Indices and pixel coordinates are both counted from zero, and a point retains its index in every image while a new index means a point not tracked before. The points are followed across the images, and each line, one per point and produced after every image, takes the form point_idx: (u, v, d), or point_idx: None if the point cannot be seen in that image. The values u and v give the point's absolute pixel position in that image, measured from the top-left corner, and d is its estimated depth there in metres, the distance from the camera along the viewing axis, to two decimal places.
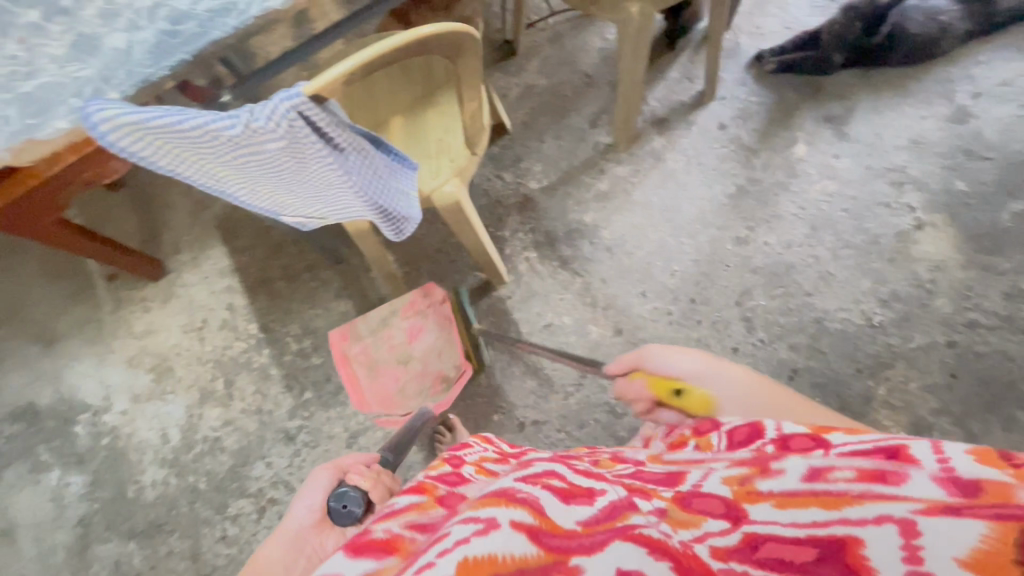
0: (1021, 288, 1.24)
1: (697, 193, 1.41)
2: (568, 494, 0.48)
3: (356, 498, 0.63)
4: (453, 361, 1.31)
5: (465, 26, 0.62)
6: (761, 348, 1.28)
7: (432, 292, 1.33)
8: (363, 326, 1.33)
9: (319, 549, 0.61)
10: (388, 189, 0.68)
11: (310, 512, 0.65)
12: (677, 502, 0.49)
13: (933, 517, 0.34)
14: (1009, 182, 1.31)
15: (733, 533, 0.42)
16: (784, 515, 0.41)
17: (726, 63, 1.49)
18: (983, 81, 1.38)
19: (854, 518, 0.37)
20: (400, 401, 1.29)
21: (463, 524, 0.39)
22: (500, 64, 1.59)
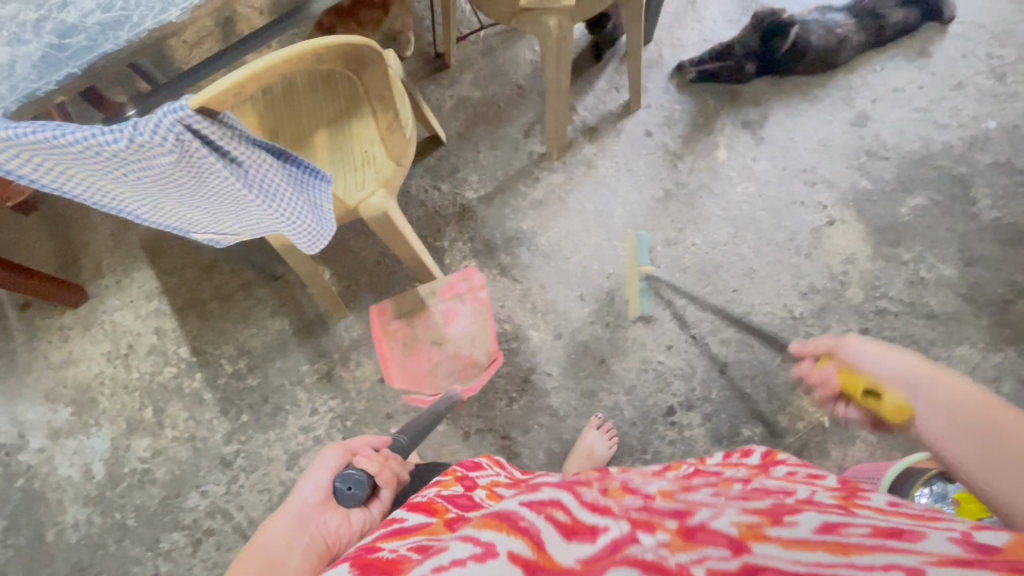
0: (921, 276, 1.34)
1: (628, 198, 1.46)
2: (567, 529, 0.45)
3: (361, 481, 0.67)
4: (484, 347, 1.33)
5: (363, 38, 0.63)
6: (694, 344, 1.34)
7: (472, 277, 1.36)
8: (406, 303, 1.35)
9: (324, 525, 0.64)
10: (302, 205, 0.67)
11: (317, 490, 0.68)
12: (684, 534, 0.43)
13: (942, 568, 0.37)
14: (907, 179, 1.42)
15: (732, 562, 0.40)
16: (790, 553, 0.40)
17: (650, 74, 1.56)
18: (879, 88, 1.50)
19: (862, 563, 0.38)
20: (431, 381, 1.32)
21: (462, 543, 0.42)
22: (433, 78, 1.61)
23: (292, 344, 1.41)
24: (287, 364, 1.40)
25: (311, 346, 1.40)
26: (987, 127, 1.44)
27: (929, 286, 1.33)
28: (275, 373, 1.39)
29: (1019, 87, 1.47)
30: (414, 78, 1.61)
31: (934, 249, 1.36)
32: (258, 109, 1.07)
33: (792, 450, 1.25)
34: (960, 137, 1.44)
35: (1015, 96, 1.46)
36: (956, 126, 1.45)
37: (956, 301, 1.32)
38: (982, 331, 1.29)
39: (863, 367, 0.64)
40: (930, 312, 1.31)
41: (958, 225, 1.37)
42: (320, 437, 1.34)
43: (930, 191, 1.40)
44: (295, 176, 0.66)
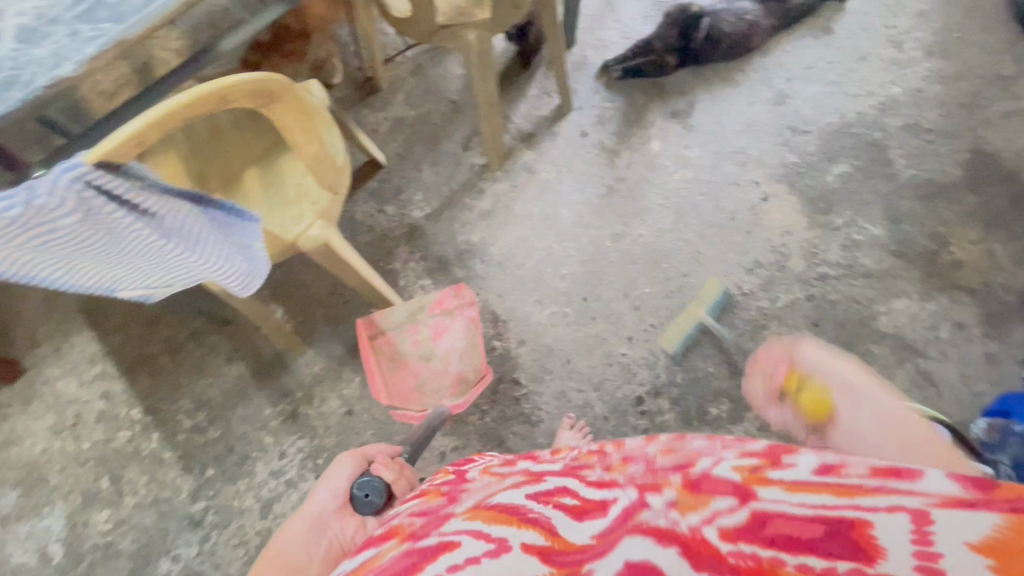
0: (854, 239, 1.41)
1: (573, 198, 1.49)
2: (578, 511, 0.55)
3: (377, 489, 0.81)
4: (473, 364, 1.31)
5: (271, 74, 0.64)
6: (654, 332, 1.37)
7: (462, 293, 1.35)
8: (392, 318, 1.32)
9: (339, 531, 0.78)
10: (226, 246, 0.66)
11: (334, 496, 0.83)
12: (687, 484, 0.53)
13: (945, 510, 0.41)
14: (829, 149, 1.50)
15: (743, 510, 0.48)
16: (795, 496, 0.47)
17: (578, 76, 1.60)
18: (792, 67, 1.58)
19: (867, 505, 0.44)
20: (417, 397, 1.31)
21: (475, 540, 0.49)
22: (366, 102, 1.60)
23: (251, 389, 1.36)
24: (249, 410, 1.35)
25: (271, 388, 1.36)
26: (894, 93, 1.54)
27: (863, 247, 1.41)
28: (237, 422, 1.34)
29: (916, 53, 1.57)
30: (345, 104, 1.60)
31: (863, 212, 1.44)
32: (182, 153, 1.05)
33: (760, 422, 1.29)
34: (871, 105, 1.53)
35: (914, 61, 1.56)
36: (866, 95, 1.54)
37: (889, 258, 1.39)
38: (915, 283, 1.37)
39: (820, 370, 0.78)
40: (867, 272, 1.39)
41: (881, 187, 1.46)
42: (292, 479, 1.30)
43: (852, 158, 1.48)
44: (219, 220, 0.65)
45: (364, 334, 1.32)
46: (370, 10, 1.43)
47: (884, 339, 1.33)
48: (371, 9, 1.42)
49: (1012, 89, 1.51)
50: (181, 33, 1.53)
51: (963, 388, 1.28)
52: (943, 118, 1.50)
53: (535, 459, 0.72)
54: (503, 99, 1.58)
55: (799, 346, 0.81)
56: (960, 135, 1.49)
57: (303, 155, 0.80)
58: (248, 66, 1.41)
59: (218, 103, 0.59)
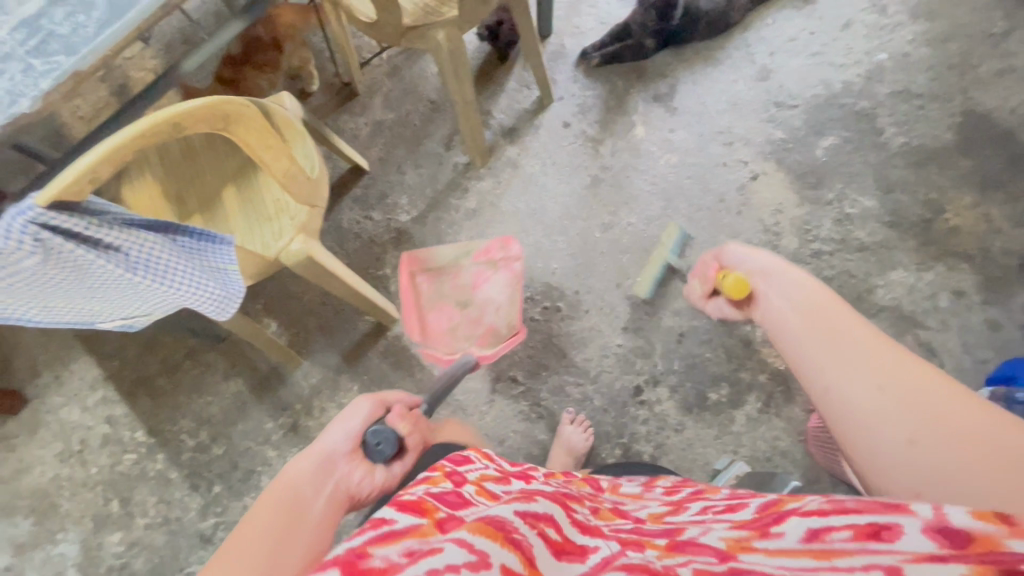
0: (847, 212, 1.39)
1: (559, 190, 1.47)
2: (557, 548, 0.48)
3: (389, 439, 0.76)
4: (507, 320, 1.39)
5: (229, 96, 0.62)
6: (649, 320, 1.36)
7: (509, 247, 1.43)
8: (439, 258, 1.45)
9: (348, 474, 0.73)
10: (194, 273, 0.64)
11: (347, 438, 0.76)
12: (671, 549, 0.48)
13: (920, 564, 0.36)
14: (817, 122, 1.47)
15: (719, 566, 0.43)
16: (775, 560, 0.41)
17: (556, 66, 1.57)
18: (774, 40, 1.55)
19: (842, 566, 0.38)
20: (449, 340, 1.39)
21: (457, 548, 0.43)
22: (345, 108, 1.59)
23: (251, 404, 1.37)
24: (251, 425, 1.36)
25: (271, 402, 1.37)
26: (880, 60, 1.50)
27: (856, 220, 1.39)
28: (239, 437, 1.35)
29: (901, 17, 1.53)
30: (322, 112, 1.59)
31: (854, 184, 1.41)
32: (160, 176, 1.05)
33: (759, 404, 1.28)
34: (857, 74, 1.50)
35: (899, 25, 1.52)
36: (852, 64, 1.51)
37: (883, 230, 1.37)
38: (911, 253, 1.35)
39: (734, 264, 0.76)
40: (861, 245, 1.37)
41: (871, 157, 1.43)
42: None
43: (840, 130, 1.46)
44: (187, 247, 0.65)
45: (406, 268, 1.43)
46: (340, 17, 1.41)
47: (881, 312, 1.32)
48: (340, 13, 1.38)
49: (1002, 47, 1.48)
50: (154, 51, 1.52)
51: (962, 356, 1.27)
52: (932, 82, 1.47)
53: (523, 484, 0.67)
54: (483, 95, 1.56)
55: (726, 249, 0.78)
56: (950, 98, 1.45)
57: (275, 174, 0.80)
58: (224, 81, 1.39)
59: (172, 131, 0.59)
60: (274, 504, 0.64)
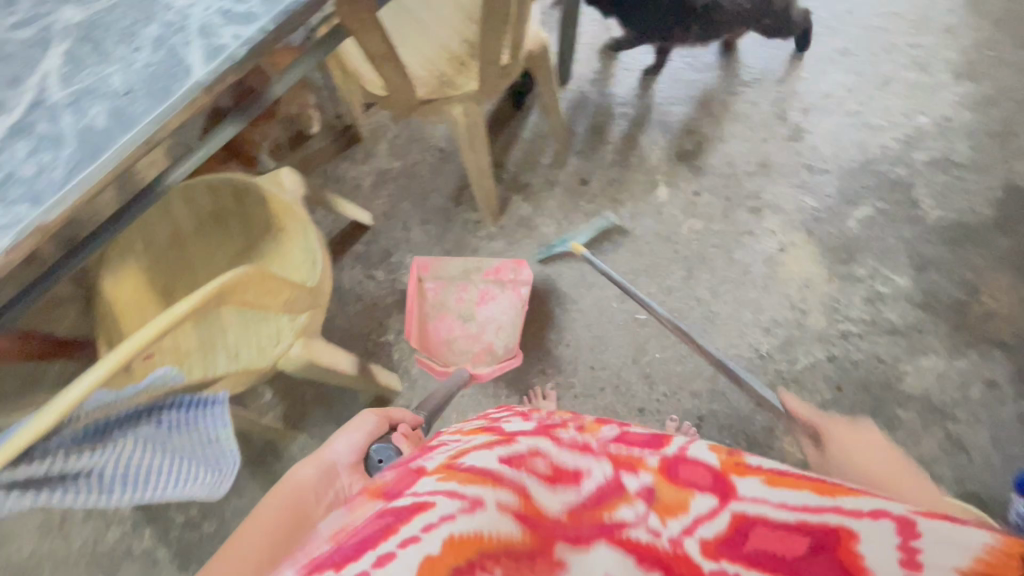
0: (878, 290, 1.32)
1: (575, 255, 1.39)
2: (551, 479, 0.50)
3: (394, 455, 0.65)
4: (507, 342, 1.30)
5: (240, 270, 0.67)
6: (667, 402, 1.29)
7: (521, 270, 1.31)
8: (448, 268, 1.34)
9: (345, 489, 0.61)
10: (186, 459, 0.57)
11: (350, 450, 0.65)
12: (663, 471, 0.50)
13: (931, 519, 0.39)
14: (849, 191, 1.38)
15: (722, 511, 0.45)
16: (774, 494, 0.44)
17: (575, 116, 1.46)
18: (809, 96, 1.45)
19: (848, 509, 0.41)
20: (444, 352, 1.32)
21: (449, 497, 0.41)
22: (347, 154, 1.48)
23: (244, 479, 1.29)
24: (243, 502, 1.28)
25: (265, 477, 1.29)
26: (920, 123, 1.41)
27: (887, 300, 1.32)
28: (232, 515, 1.28)
29: (943, 76, 1.44)
30: (322, 157, 1.48)
31: (886, 260, 1.34)
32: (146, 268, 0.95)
33: None
34: (895, 138, 1.41)
35: (941, 85, 1.43)
36: (889, 126, 1.42)
37: (914, 312, 1.31)
38: (943, 339, 1.29)
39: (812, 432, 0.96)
40: (892, 327, 1.30)
41: (905, 232, 1.35)
42: None
43: (874, 199, 1.37)
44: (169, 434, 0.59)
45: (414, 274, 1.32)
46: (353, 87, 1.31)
47: (911, 402, 1.25)
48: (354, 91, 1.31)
49: None
50: None
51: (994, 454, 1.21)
52: (973, 151, 1.39)
53: (508, 424, 0.60)
54: (495, 146, 1.46)
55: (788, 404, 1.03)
56: (991, 170, 1.37)
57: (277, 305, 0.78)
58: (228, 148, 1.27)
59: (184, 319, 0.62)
60: (267, 525, 0.53)
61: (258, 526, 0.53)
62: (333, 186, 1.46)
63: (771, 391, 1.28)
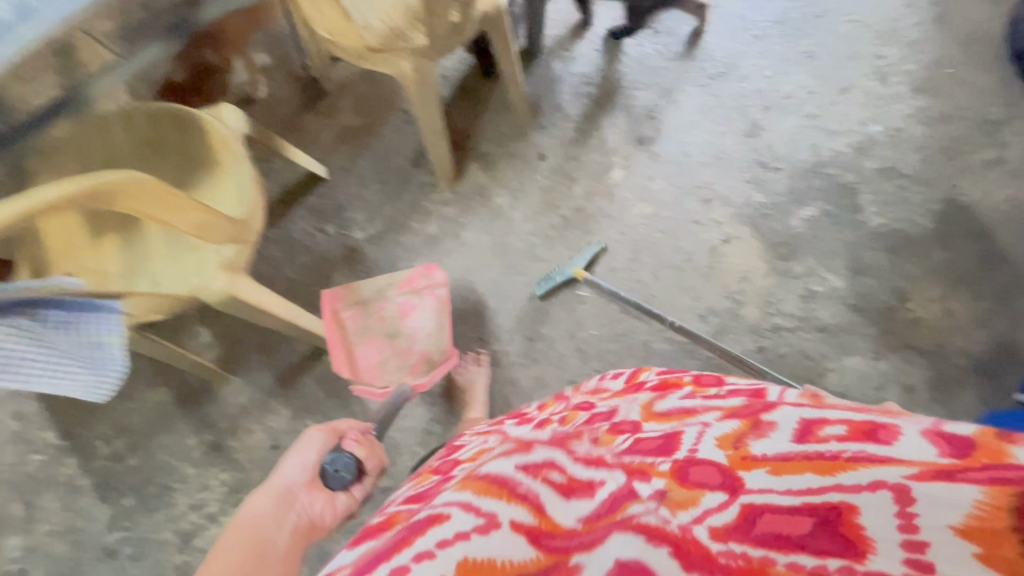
0: (813, 289, 1.36)
1: (525, 227, 1.40)
2: (565, 488, 0.56)
3: (348, 464, 0.86)
4: (438, 346, 1.27)
5: (135, 175, 0.64)
6: (597, 377, 1.32)
7: (432, 273, 1.30)
8: (360, 292, 1.30)
9: (309, 505, 0.82)
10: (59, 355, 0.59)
11: (304, 470, 0.86)
12: (675, 474, 0.52)
13: (926, 481, 0.39)
14: (798, 191, 1.42)
15: (731, 506, 0.46)
16: (781, 481, 0.45)
17: (541, 91, 1.48)
18: (770, 95, 1.47)
19: (849, 485, 0.41)
20: (380, 374, 1.26)
21: (465, 514, 0.50)
22: (310, 105, 1.47)
23: (174, 416, 1.30)
24: (171, 439, 1.29)
25: (195, 417, 1.30)
26: (874, 132, 1.44)
27: (821, 298, 1.35)
28: (158, 451, 1.28)
29: (902, 88, 1.47)
30: (285, 107, 1.48)
31: (825, 261, 1.37)
32: None
33: None
34: (848, 143, 1.44)
35: (898, 97, 1.46)
36: (844, 132, 1.45)
37: (846, 313, 1.34)
38: (870, 341, 1.32)
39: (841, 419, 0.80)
40: (822, 326, 1.34)
41: (847, 235, 1.39)
42: (213, 514, 1.26)
43: (821, 201, 1.41)
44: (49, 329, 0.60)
45: (327, 307, 1.27)
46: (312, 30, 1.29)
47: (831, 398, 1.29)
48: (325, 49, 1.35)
49: (998, 135, 1.42)
50: None
51: None
52: (921, 163, 1.42)
53: (531, 436, 0.68)
54: (459, 113, 1.47)
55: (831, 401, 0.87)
56: (936, 183, 1.41)
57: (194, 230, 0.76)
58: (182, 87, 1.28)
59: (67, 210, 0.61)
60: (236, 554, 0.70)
61: (228, 552, 0.70)
62: (292, 136, 1.46)
63: (699, 376, 1.31)
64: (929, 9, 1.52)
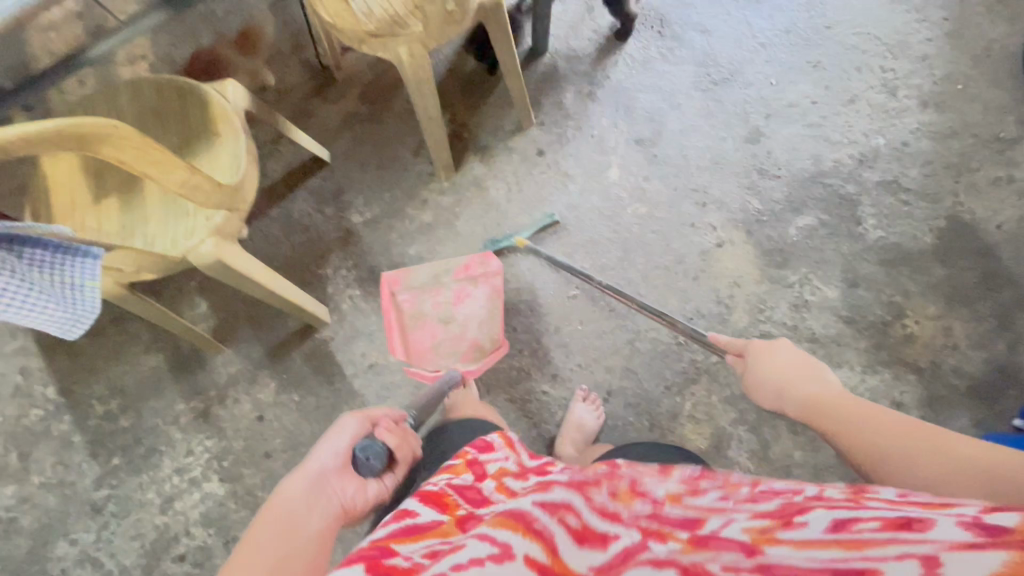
0: (805, 298, 1.34)
1: (518, 221, 1.42)
2: (578, 535, 0.49)
3: (378, 452, 0.71)
4: (490, 334, 1.30)
5: (126, 126, 0.68)
6: (579, 372, 1.32)
7: (489, 261, 1.30)
8: (417, 277, 1.31)
9: (338, 491, 0.69)
10: (56, 290, 0.70)
11: (335, 456, 0.71)
12: (694, 543, 0.46)
13: (955, 551, 0.36)
14: (796, 199, 1.40)
15: (747, 563, 0.42)
16: (803, 554, 0.41)
17: (543, 89, 1.50)
18: (773, 103, 1.47)
19: (875, 555, 0.38)
20: (431, 357, 1.29)
21: (480, 542, 0.46)
22: (319, 92, 1.52)
23: (167, 382, 1.35)
24: (161, 403, 1.33)
25: (186, 383, 1.34)
26: (877, 144, 1.43)
27: (812, 308, 1.33)
28: (148, 413, 1.33)
29: (909, 102, 1.45)
30: (295, 92, 1.53)
31: (820, 271, 1.35)
32: None
33: None
34: (851, 154, 1.42)
35: (905, 111, 1.44)
36: (847, 143, 1.43)
37: (837, 324, 1.32)
38: (861, 354, 1.30)
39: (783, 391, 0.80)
40: (812, 336, 1.32)
41: (843, 246, 1.37)
42: (195, 478, 1.29)
43: (818, 211, 1.39)
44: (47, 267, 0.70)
45: (387, 289, 1.29)
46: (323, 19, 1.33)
47: None
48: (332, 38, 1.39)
49: (1007, 154, 1.39)
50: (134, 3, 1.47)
51: None
52: (925, 178, 1.39)
53: (546, 477, 0.63)
54: (462, 106, 1.50)
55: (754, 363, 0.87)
56: (939, 199, 1.38)
57: (180, 186, 0.81)
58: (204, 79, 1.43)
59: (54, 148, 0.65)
60: (267, 536, 0.61)
61: (256, 536, 0.61)
62: (301, 120, 1.51)
63: (682, 377, 1.30)
64: (943, 23, 1.50)
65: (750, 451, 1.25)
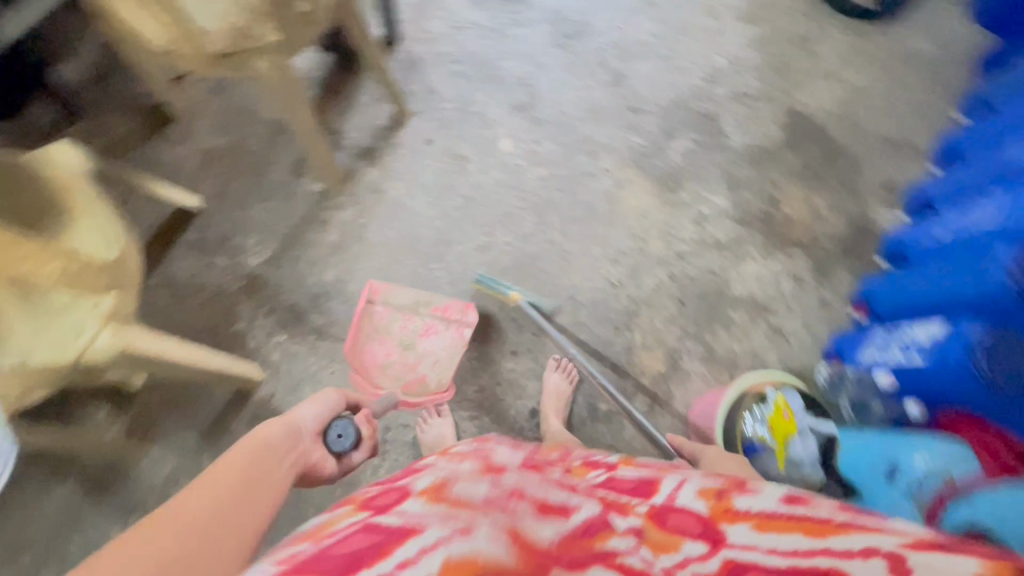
0: (702, 211, 1.48)
1: (428, 214, 1.38)
2: (545, 515, 0.56)
3: (351, 432, 0.76)
4: (442, 377, 1.28)
5: None
6: (538, 340, 1.32)
7: (468, 312, 1.29)
8: (399, 295, 1.29)
9: (308, 453, 0.69)
10: None
11: (312, 420, 0.73)
12: (653, 518, 0.56)
13: (917, 553, 0.41)
14: (669, 126, 1.53)
15: (713, 559, 0.49)
16: (765, 541, 0.48)
17: (409, 78, 1.47)
18: (625, 45, 1.57)
19: (839, 549, 0.43)
20: (375, 374, 1.26)
21: (439, 526, 0.48)
22: (163, 135, 1.35)
23: (86, 510, 1.13)
24: (87, 535, 1.12)
25: (112, 503, 1.14)
26: (717, 63, 1.60)
27: (710, 218, 1.48)
28: (75, 553, 1.11)
29: (730, 21, 1.64)
30: (132, 140, 1.35)
31: (705, 184, 1.50)
32: None
33: (646, 406, 1.34)
34: (700, 77, 1.58)
35: (729, 29, 1.63)
36: (694, 67, 1.59)
37: (733, 226, 1.48)
38: (759, 245, 1.47)
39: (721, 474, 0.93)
40: (717, 242, 1.47)
41: (718, 157, 1.53)
42: None
43: (690, 132, 1.53)
44: None
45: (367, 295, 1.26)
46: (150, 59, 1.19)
47: (740, 304, 1.42)
48: (161, 72, 1.23)
49: (813, 49, 1.64)
50: None
51: (807, 336, 1.40)
52: (761, 84, 1.60)
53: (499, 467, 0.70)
54: (331, 114, 1.41)
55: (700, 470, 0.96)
56: (777, 99, 1.59)
57: None
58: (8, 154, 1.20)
59: None
60: (242, 462, 0.58)
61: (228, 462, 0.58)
62: (150, 171, 1.32)
63: (625, 313, 1.39)
64: None
65: (700, 357, 1.37)
